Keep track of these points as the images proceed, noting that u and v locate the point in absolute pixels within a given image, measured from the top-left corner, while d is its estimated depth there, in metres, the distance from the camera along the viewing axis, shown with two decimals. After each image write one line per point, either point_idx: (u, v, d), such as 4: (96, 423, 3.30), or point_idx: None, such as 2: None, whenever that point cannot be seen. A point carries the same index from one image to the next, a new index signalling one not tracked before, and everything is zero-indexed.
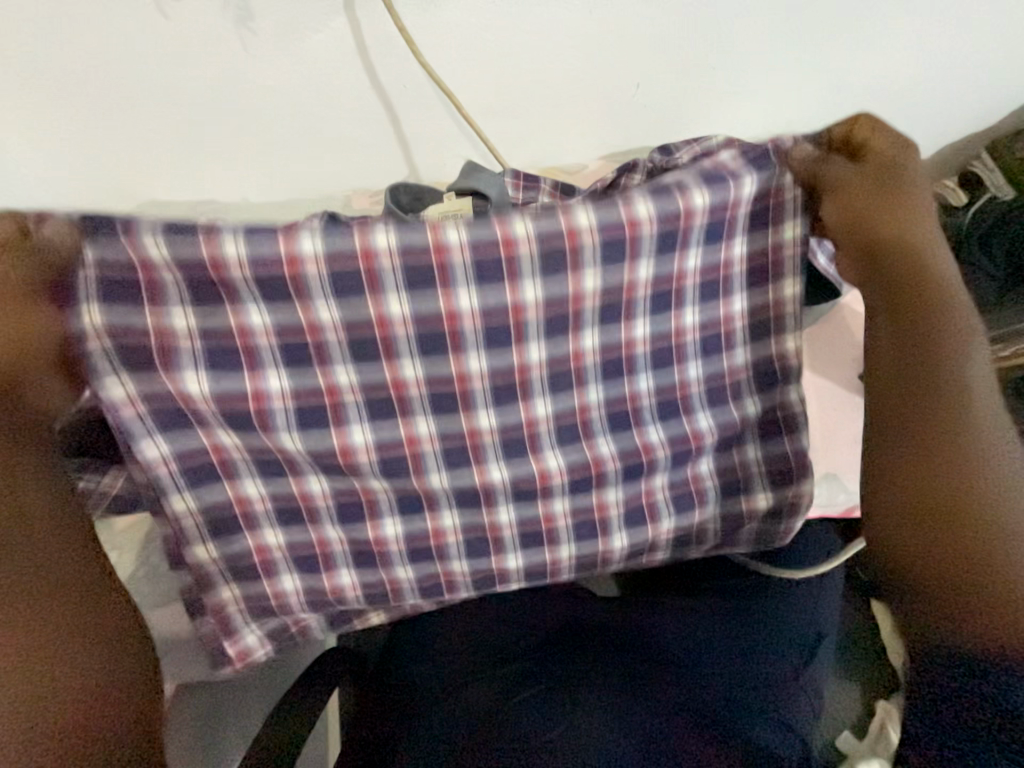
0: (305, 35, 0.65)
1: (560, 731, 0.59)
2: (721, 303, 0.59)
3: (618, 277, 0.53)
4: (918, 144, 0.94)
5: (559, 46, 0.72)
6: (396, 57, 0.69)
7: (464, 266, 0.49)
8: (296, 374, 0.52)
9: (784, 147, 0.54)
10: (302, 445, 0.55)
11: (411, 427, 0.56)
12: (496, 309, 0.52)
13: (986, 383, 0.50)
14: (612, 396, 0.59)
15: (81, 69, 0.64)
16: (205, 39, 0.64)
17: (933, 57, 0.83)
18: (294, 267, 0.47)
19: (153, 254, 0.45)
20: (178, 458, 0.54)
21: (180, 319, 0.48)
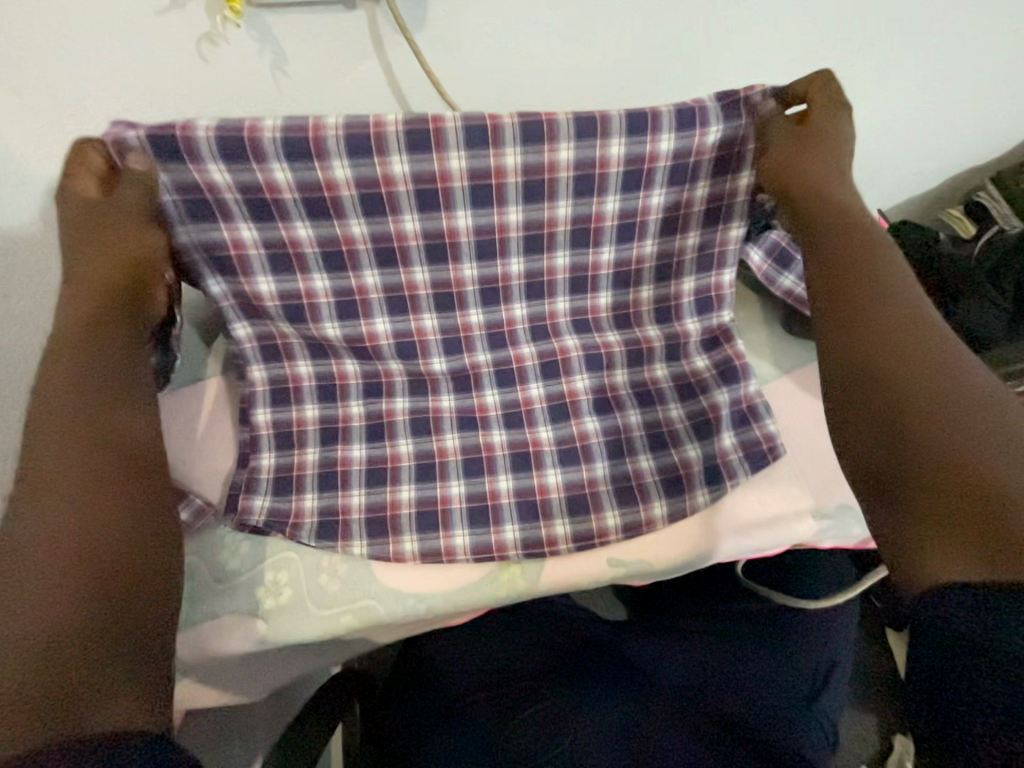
0: (336, 76, 0.68)
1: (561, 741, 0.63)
2: (686, 356, 0.68)
3: (585, 296, 0.66)
4: (919, 175, 0.97)
5: (578, 85, 0.75)
6: (421, 96, 0.72)
7: (469, 243, 0.59)
8: (368, 401, 0.65)
9: (755, 105, 0.54)
10: (361, 410, 0.65)
11: (442, 440, 0.64)
12: (504, 357, 0.67)
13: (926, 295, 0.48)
14: (606, 426, 0.65)
15: (121, 108, 0.67)
16: (241, 80, 0.67)
17: (937, 94, 0.86)
18: (348, 242, 0.58)
19: (256, 264, 0.59)
20: (274, 426, 0.63)
21: (263, 283, 0.60)
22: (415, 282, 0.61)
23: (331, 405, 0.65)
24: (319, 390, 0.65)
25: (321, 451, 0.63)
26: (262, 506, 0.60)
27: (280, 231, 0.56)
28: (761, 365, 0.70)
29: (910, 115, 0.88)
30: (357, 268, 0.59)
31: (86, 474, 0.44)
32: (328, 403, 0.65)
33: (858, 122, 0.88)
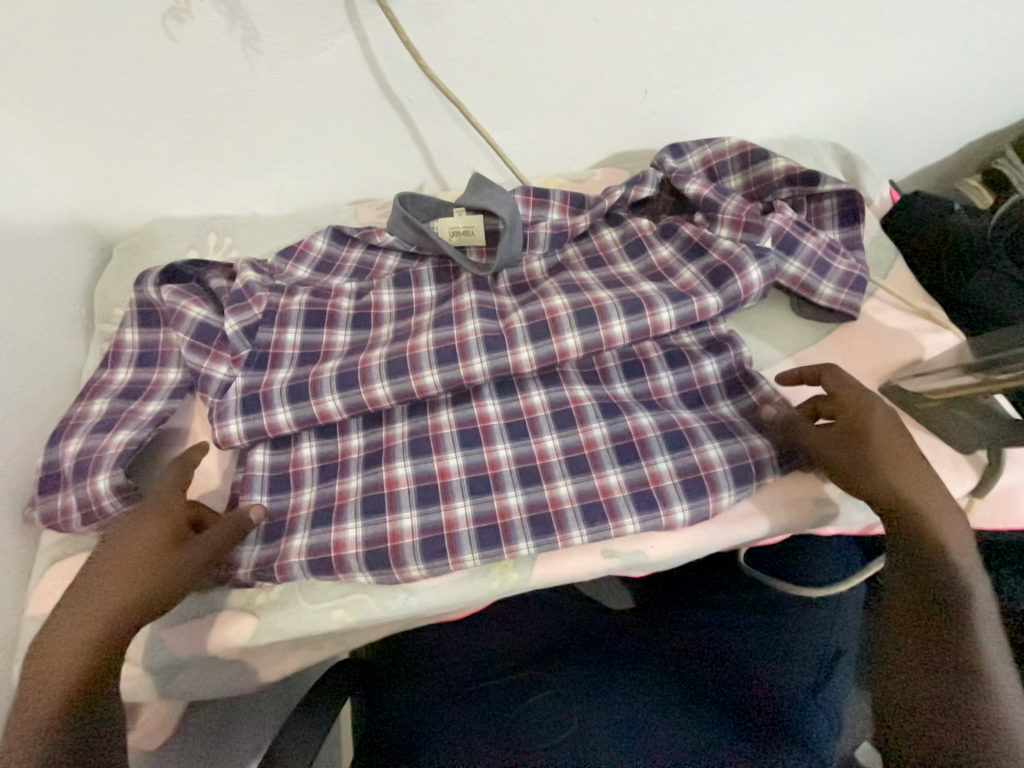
0: (311, 54, 0.65)
1: (565, 735, 0.62)
2: (693, 360, 0.65)
3: (581, 296, 0.64)
4: (933, 142, 0.92)
5: (566, 55, 0.71)
6: (403, 71, 0.69)
7: (477, 344, 0.61)
8: (345, 394, 0.59)
9: (742, 262, 0.63)
10: (342, 407, 0.60)
11: (443, 461, 0.60)
12: (501, 361, 0.60)
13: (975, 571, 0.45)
14: (617, 431, 0.61)
15: (93, 94, 0.65)
16: (213, 59, 0.64)
17: (958, 53, 0.80)
18: (365, 362, 0.61)
19: (290, 338, 0.64)
20: (249, 436, 0.60)
21: (293, 334, 0.64)
22: (423, 299, 0.69)
23: (330, 440, 0.62)
24: (291, 389, 0.60)
25: (319, 489, 0.60)
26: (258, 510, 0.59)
27: (323, 338, 0.65)
28: (763, 349, 0.68)
29: (926, 77, 0.82)
30: (379, 325, 0.67)
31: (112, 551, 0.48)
32: (326, 439, 0.62)
33: (868, 88, 0.83)
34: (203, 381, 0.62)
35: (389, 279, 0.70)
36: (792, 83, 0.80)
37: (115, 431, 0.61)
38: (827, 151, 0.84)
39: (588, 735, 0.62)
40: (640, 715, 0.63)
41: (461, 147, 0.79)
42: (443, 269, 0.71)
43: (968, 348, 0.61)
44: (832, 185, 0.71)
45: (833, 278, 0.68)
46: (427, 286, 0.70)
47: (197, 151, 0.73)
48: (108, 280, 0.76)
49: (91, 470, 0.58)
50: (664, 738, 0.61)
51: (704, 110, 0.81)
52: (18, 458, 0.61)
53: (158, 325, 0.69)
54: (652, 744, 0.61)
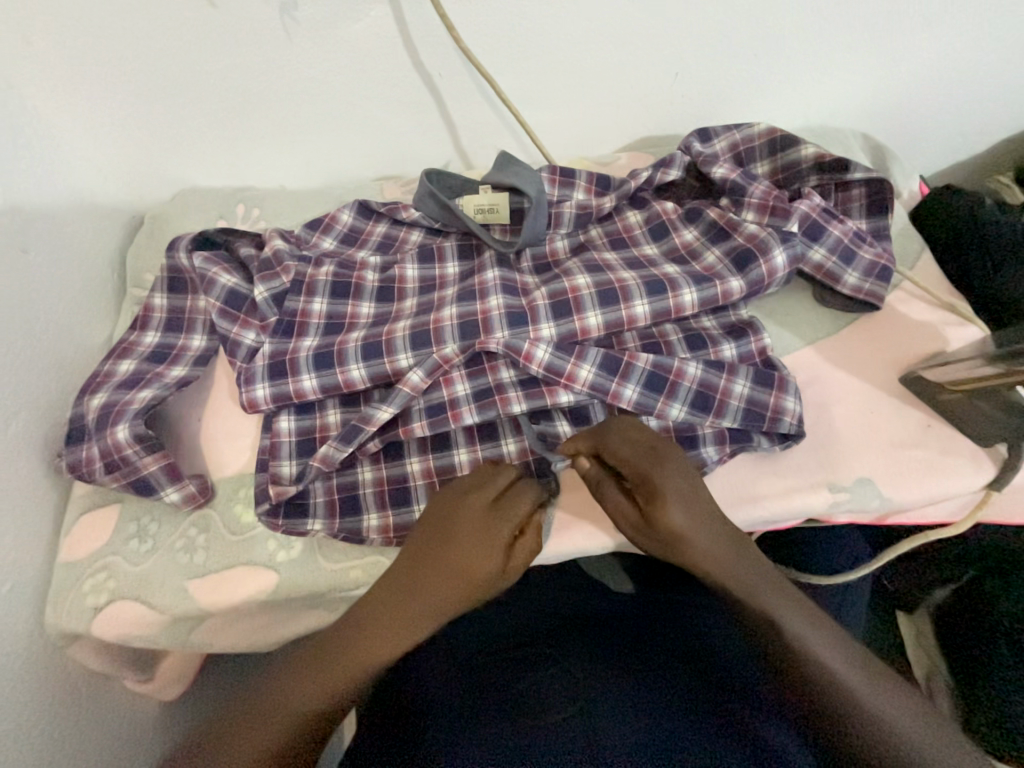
0: (347, 26, 0.66)
1: (564, 706, 0.59)
2: (712, 344, 0.64)
3: (604, 275, 0.65)
4: (967, 139, 0.91)
5: (598, 34, 0.71)
6: (436, 44, 0.69)
7: (500, 318, 0.61)
8: (370, 364, 0.60)
9: (767, 247, 0.63)
10: (367, 376, 0.61)
11: (459, 416, 0.61)
12: (519, 339, 0.60)
13: (698, 535, 0.53)
14: (643, 401, 0.61)
15: (133, 60, 0.66)
16: (250, 28, 0.65)
17: (999, 46, 0.78)
18: (389, 333, 0.62)
19: (315, 307, 0.65)
20: (275, 401, 0.61)
21: (318, 303, 0.65)
22: (446, 274, 0.70)
23: (354, 408, 0.63)
24: (317, 356, 0.61)
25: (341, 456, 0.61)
26: (285, 474, 0.60)
27: (348, 309, 0.66)
28: (783, 335, 0.68)
29: (965, 68, 0.81)
30: (403, 299, 0.68)
31: (406, 554, 0.54)
32: (349, 407, 0.63)
33: (904, 78, 0.81)
34: (232, 344, 0.64)
35: (413, 254, 0.71)
36: (826, 69, 0.79)
37: (143, 388, 0.62)
38: (857, 140, 0.83)
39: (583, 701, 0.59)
40: (624, 682, 0.62)
41: (488, 124, 0.79)
42: (466, 246, 0.72)
43: (993, 341, 0.60)
44: (862, 173, 0.70)
45: (858, 267, 0.67)
46: (450, 262, 0.71)
47: (230, 120, 0.74)
48: (138, 246, 0.78)
49: (113, 422, 0.59)
50: (647, 709, 0.58)
51: (734, 96, 0.81)
52: (50, 411, 0.63)
53: (185, 291, 0.70)
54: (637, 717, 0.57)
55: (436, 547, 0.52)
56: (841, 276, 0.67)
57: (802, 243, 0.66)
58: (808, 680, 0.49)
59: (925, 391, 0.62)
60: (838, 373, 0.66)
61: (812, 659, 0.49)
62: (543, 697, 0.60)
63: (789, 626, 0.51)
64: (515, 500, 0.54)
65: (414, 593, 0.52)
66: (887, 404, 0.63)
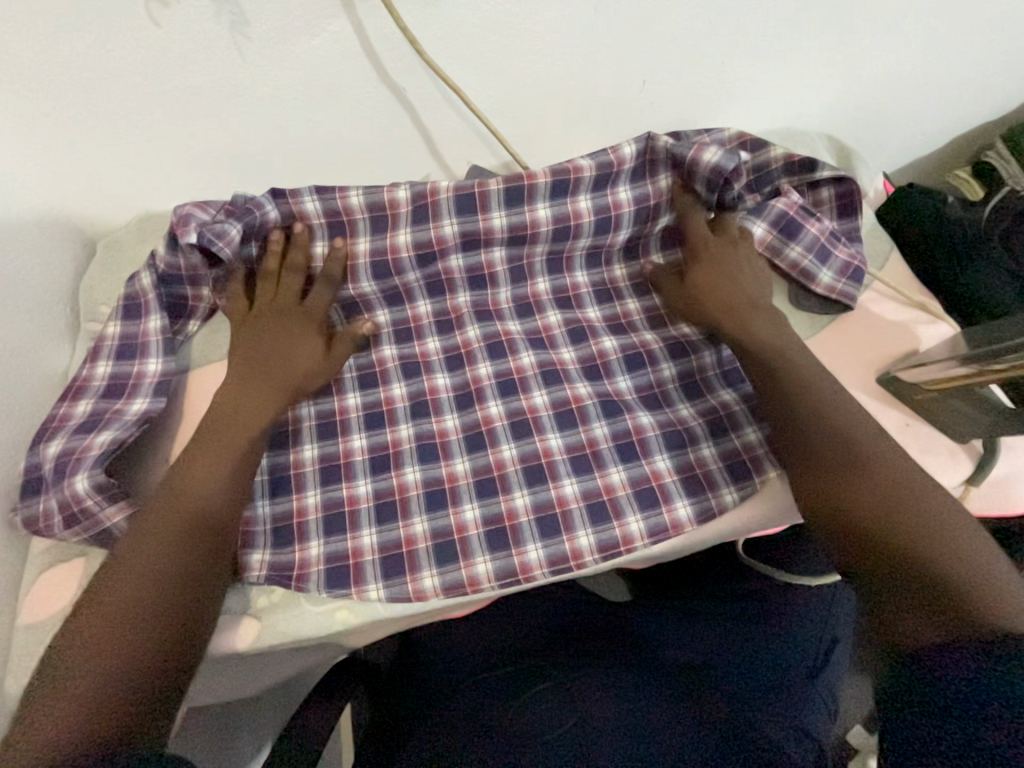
0: (303, 40, 0.63)
1: (563, 730, 0.58)
2: (693, 352, 0.65)
3: (573, 313, 0.68)
4: (927, 134, 0.93)
5: (564, 45, 0.70)
6: (399, 56, 0.67)
7: (449, 202, 0.63)
8: (323, 197, 0.62)
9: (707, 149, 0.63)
10: (360, 402, 0.63)
11: (451, 465, 0.59)
12: (466, 181, 0.62)
13: (756, 298, 0.62)
14: (617, 429, 0.61)
15: (72, 83, 0.62)
16: (198, 47, 0.62)
17: (953, 48, 0.80)
18: (381, 365, 0.65)
19: (308, 207, 0.62)
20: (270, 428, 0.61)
21: (309, 202, 0.62)
22: (419, 316, 0.68)
23: (332, 441, 0.61)
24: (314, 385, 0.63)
25: (322, 492, 0.58)
26: (262, 515, 0.57)
27: None
28: None
29: (923, 69, 0.83)
30: (372, 312, 0.67)
31: (244, 340, 0.60)
32: (327, 440, 0.61)
33: (866, 77, 0.83)
34: (217, 231, 0.60)
35: (367, 268, 0.65)
36: (791, 71, 0.80)
37: (103, 428, 0.59)
38: (822, 141, 0.84)
39: (590, 723, 0.58)
40: (625, 703, 0.61)
41: (458, 133, 0.77)
42: (434, 281, 0.68)
43: (963, 340, 0.61)
44: (830, 172, 0.70)
45: (833, 268, 0.68)
46: (409, 271, 0.66)
47: (185, 139, 0.70)
48: (92, 276, 0.73)
49: (72, 471, 0.56)
50: (650, 724, 0.57)
51: (703, 101, 0.81)
52: (4, 461, 0.59)
53: (138, 316, 0.65)
54: (643, 732, 0.56)
55: (261, 321, 0.61)
56: (819, 271, 0.68)
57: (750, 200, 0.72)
58: (857, 495, 0.49)
59: (900, 391, 0.63)
60: None
61: (876, 488, 0.49)
62: (542, 720, 0.59)
63: (889, 490, 0.49)
64: (323, 289, 0.63)
65: (256, 356, 0.59)
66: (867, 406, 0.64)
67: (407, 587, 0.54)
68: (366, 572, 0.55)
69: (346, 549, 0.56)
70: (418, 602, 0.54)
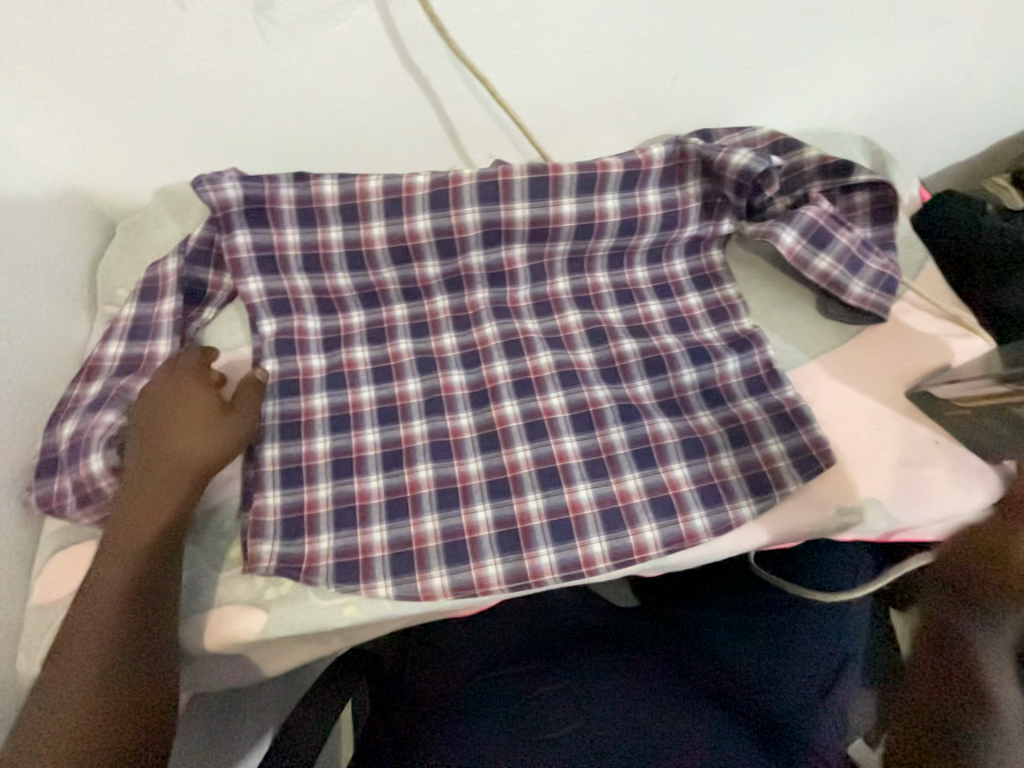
0: (327, 25, 0.62)
1: (571, 728, 0.58)
2: (715, 358, 0.64)
3: (593, 313, 0.67)
4: (969, 139, 0.89)
5: (593, 38, 0.68)
6: (425, 43, 0.65)
7: (471, 190, 0.62)
8: (342, 182, 0.62)
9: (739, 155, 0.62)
10: (374, 397, 0.62)
11: (464, 465, 0.59)
12: (488, 170, 0.62)
13: None
14: (635, 435, 0.59)
15: (98, 63, 0.62)
16: (222, 29, 0.61)
17: (996, 49, 0.77)
18: (396, 360, 0.64)
19: (326, 190, 0.62)
20: (283, 417, 0.61)
21: (329, 185, 0.62)
22: (436, 312, 0.66)
23: (344, 435, 0.60)
24: (329, 378, 0.63)
25: (334, 486, 0.58)
26: (272, 506, 0.57)
27: (340, 322, 0.66)
28: (787, 349, 0.66)
29: (966, 71, 0.79)
30: (389, 305, 0.66)
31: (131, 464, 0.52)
32: (340, 434, 0.60)
33: (907, 78, 0.79)
34: (213, 180, 0.60)
35: (386, 253, 0.65)
36: (827, 70, 0.77)
37: (116, 409, 0.59)
38: (856, 143, 0.81)
39: (597, 721, 0.59)
40: (632, 702, 0.61)
41: (484, 127, 0.75)
42: (452, 277, 0.66)
43: (1001, 356, 0.59)
44: (866, 177, 0.67)
45: (865, 276, 0.66)
46: (429, 260, 0.66)
47: (204, 124, 0.69)
48: (111, 259, 0.73)
49: (87, 451, 0.56)
50: (659, 725, 0.58)
51: (736, 99, 0.78)
52: (21, 439, 0.60)
53: (155, 301, 0.65)
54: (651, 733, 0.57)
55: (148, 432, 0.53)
56: (849, 282, 0.66)
57: (779, 205, 0.69)
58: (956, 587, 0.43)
59: (931, 406, 0.61)
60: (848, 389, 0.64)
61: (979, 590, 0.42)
62: (549, 716, 0.60)
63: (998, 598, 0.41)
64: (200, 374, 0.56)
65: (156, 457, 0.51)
66: (895, 421, 0.61)
67: (415, 586, 0.54)
68: (375, 568, 0.55)
69: (355, 545, 0.56)
70: (426, 601, 0.53)
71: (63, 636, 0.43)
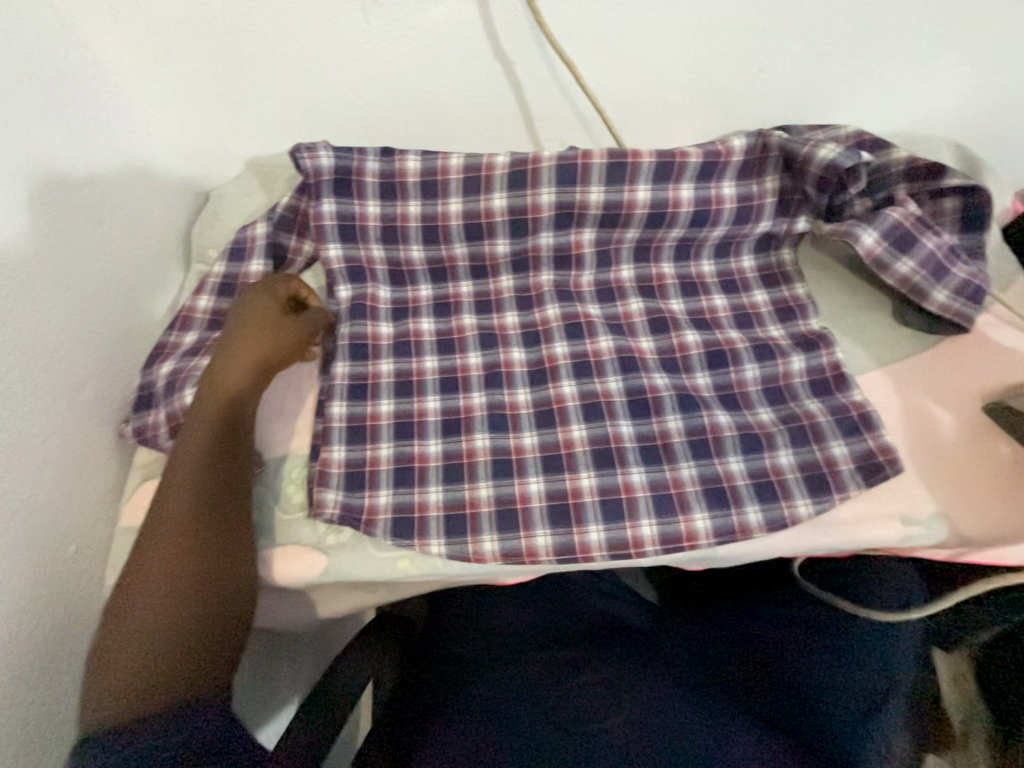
0: (424, 8, 0.65)
1: (616, 718, 0.56)
2: (780, 356, 0.63)
3: (656, 303, 0.67)
4: None
5: (679, 29, 0.68)
6: (513, 29, 0.67)
7: (549, 171, 0.63)
8: (425, 159, 0.65)
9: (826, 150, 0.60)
10: (437, 366, 0.64)
11: (519, 438, 0.60)
12: (568, 152, 0.63)
13: None
14: (692, 425, 0.59)
15: (215, 38, 0.68)
16: (329, 11, 0.66)
17: None
18: (460, 333, 0.66)
19: (410, 165, 0.66)
20: (351, 378, 0.64)
21: (411, 161, 0.66)
22: (501, 290, 0.68)
23: (408, 399, 0.63)
24: (396, 345, 0.66)
25: (395, 446, 0.61)
26: (337, 459, 0.60)
27: (409, 294, 0.69)
28: (857, 353, 0.64)
29: None
30: (456, 280, 0.69)
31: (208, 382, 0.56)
32: (404, 398, 0.63)
33: (1007, 83, 0.75)
34: (310, 150, 0.64)
35: (459, 229, 0.67)
36: (920, 71, 0.74)
37: (205, 355, 0.64)
38: (946, 148, 0.77)
39: (644, 713, 0.56)
40: (681, 702, 0.58)
41: (560, 115, 0.76)
42: (520, 257, 0.68)
43: None
44: (959, 181, 0.64)
45: (949, 284, 0.63)
46: (501, 238, 0.67)
47: (299, 100, 0.74)
48: (203, 221, 0.78)
49: (179, 389, 0.61)
50: (712, 726, 0.55)
51: (820, 97, 0.76)
52: (120, 375, 0.66)
53: (243, 260, 0.69)
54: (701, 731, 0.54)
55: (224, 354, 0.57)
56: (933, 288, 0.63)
57: (860, 206, 0.67)
58: None
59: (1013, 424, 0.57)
60: (921, 399, 0.61)
61: None
62: (592, 702, 0.58)
63: None
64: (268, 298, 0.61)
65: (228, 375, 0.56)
66: (970, 435, 0.59)
67: (467, 548, 0.56)
68: (429, 527, 0.57)
69: (411, 503, 0.58)
70: (476, 564, 0.55)
71: (137, 587, 0.46)
